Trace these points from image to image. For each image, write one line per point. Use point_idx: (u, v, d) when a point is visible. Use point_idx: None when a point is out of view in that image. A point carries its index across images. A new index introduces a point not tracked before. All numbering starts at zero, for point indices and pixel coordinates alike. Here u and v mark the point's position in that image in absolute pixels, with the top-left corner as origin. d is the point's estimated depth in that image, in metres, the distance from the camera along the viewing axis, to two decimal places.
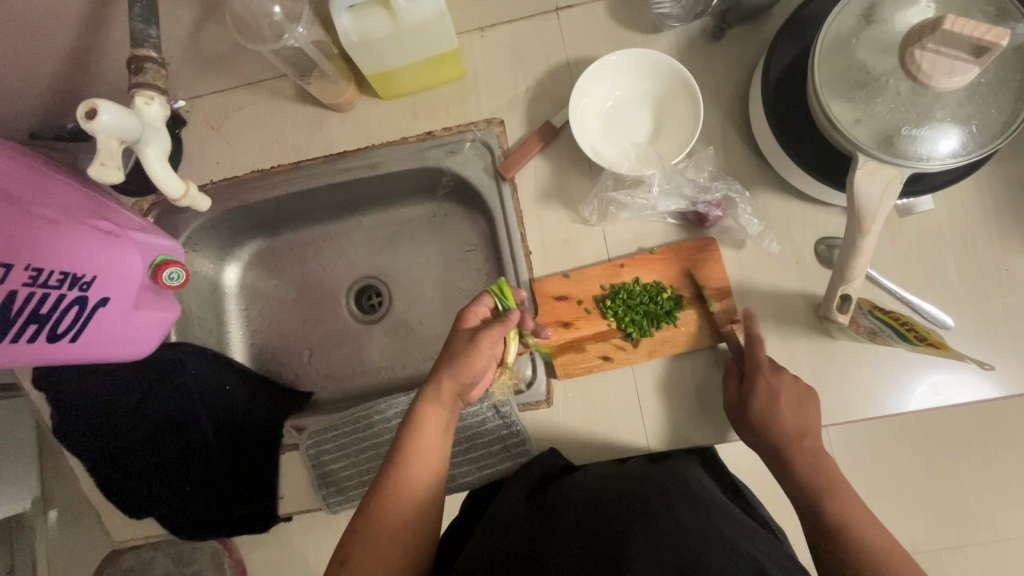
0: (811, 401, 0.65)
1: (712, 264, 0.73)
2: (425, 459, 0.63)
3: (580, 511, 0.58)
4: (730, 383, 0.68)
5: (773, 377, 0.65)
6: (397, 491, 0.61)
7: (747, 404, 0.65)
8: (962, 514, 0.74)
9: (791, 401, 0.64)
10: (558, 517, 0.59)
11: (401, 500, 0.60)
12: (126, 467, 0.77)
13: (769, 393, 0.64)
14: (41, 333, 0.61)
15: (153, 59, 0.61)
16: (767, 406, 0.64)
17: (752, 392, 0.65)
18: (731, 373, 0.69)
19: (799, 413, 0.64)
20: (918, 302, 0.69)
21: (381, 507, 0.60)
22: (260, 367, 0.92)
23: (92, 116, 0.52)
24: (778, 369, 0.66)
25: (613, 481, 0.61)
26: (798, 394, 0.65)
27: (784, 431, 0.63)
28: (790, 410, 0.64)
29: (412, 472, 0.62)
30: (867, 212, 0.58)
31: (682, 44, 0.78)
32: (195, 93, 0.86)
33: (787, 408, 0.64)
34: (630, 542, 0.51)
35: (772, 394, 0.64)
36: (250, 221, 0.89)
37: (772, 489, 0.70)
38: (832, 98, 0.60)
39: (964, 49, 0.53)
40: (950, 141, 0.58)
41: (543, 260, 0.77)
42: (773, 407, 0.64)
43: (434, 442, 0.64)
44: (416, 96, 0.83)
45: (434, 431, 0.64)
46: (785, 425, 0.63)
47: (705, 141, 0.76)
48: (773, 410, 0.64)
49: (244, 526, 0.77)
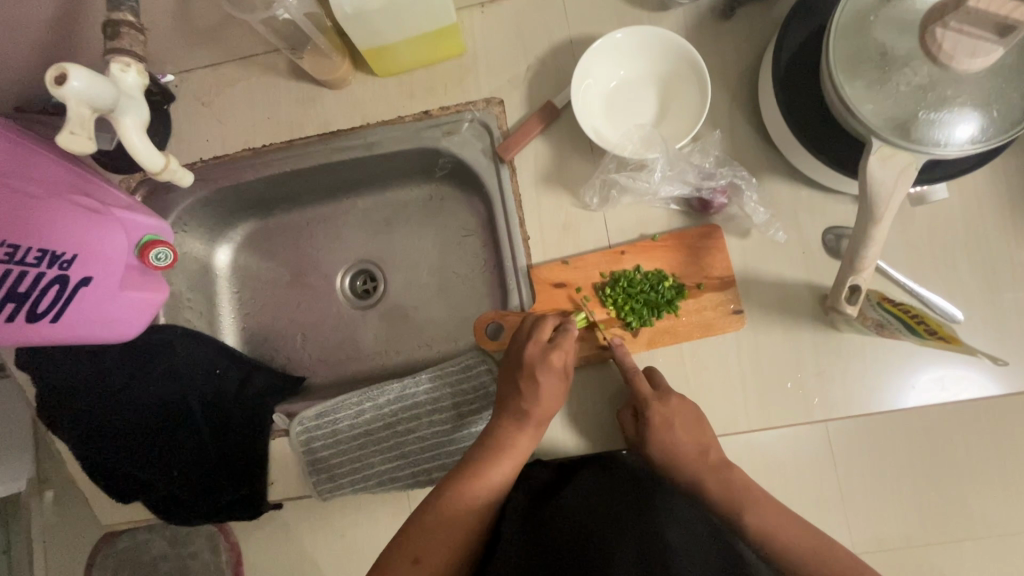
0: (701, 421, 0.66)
1: (715, 252, 0.71)
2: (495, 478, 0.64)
3: (579, 521, 0.57)
4: (626, 419, 0.68)
5: (660, 406, 0.65)
6: (470, 499, 0.63)
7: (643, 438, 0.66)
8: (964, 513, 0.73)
9: (685, 425, 0.66)
10: (548, 528, 0.58)
11: (471, 506, 0.63)
12: (114, 451, 0.76)
13: (664, 425, 0.65)
14: (21, 312, 0.60)
15: (131, 23, 0.59)
16: (666, 435, 0.65)
17: (648, 428, 0.65)
18: (624, 412, 0.68)
19: (696, 436, 0.66)
20: (927, 295, 0.67)
21: (454, 511, 0.62)
22: (252, 351, 0.90)
23: (60, 81, 0.49)
24: (661, 395, 0.66)
25: (611, 488, 0.60)
26: (689, 419, 0.66)
27: (687, 460, 0.66)
28: (687, 441, 0.66)
29: (486, 484, 0.64)
30: (880, 198, 0.55)
31: (689, 22, 0.75)
32: (183, 67, 0.83)
33: (683, 431, 0.65)
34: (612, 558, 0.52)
35: (664, 425, 0.65)
36: (241, 201, 0.86)
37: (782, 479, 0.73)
38: (847, 78, 0.57)
39: (990, 29, 0.50)
40: (968, 127, 0.55)
41: (542, 245, 0.75)
42: (668, 437, 0.65)
43: (511, 465, 0.65)
44: (413, 74, 0.80)
45: (507, 457, 0.65)
46: (682, 453, 0.65)
47: (711, 125, 0.73)
48: (669, 440, 0.65)
49: (232, 511, 0.76)
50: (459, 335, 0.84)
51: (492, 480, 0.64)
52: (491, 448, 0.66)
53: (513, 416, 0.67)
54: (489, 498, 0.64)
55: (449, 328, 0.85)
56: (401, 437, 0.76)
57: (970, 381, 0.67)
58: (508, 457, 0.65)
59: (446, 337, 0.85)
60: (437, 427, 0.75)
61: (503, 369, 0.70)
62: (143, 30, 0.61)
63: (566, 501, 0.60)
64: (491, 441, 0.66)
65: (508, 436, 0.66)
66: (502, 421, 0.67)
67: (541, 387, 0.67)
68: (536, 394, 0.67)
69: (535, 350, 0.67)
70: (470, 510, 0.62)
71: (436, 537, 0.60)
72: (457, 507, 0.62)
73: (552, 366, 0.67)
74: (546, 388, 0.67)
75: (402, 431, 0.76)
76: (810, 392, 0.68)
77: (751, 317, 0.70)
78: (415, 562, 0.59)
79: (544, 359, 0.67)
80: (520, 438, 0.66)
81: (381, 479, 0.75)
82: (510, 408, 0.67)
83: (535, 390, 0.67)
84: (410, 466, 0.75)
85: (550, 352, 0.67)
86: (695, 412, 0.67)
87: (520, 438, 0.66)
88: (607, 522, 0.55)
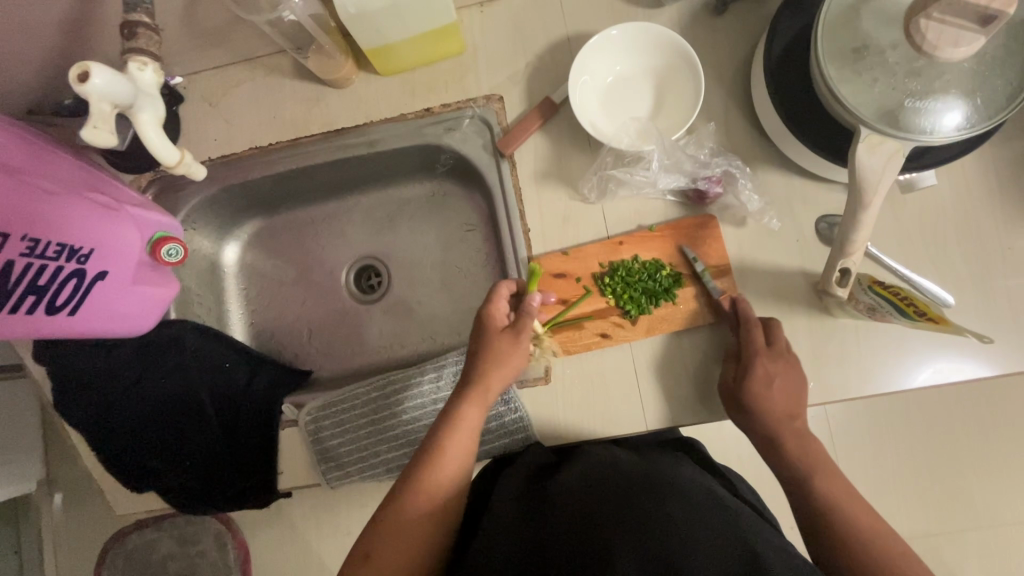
0: (803, 387, 0.65)
1: (711, 241, 0.73)
2: (453, 463, 0.64)
3: (575, 510, 0.58)
4: (728, 369, 0.68)
5: (767, 360, 0.64)
6: (422, 493, 0.62)
7: (741, 387, 0.65)
8: None
9: (782, 386, 0.65)
10: (545, 520, 0.59)
11: (422, 504, 0.62)
12: (127, 443, 0.78)
13: (763, 376, 0.64)
14: (40, 305, 0.61)
15: (146, 24, 0.61)
16: (762, 390, 0.64)
17: (748, 376, 0.64)
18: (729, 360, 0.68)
19: (790, 397, 0.65)
20: (918, 279, 0.69)
21: (403, 509, 0.61)
22: (260, 345, 0.92)
23: (83, 79, 0.51)
24: (771, 351, 0.65)
25: (607, 476, 0.61)
26: (789, 382, 0.65)
27: (772, 416, 0.64)
28: (782, 396, 0.65)
29: (437, 475, 0.63)
30: (868, 185, 0.57)
31: (683, 18, 0.77)
32: (192, 69, 0.85)
33: (778, 389, 0.64)
34: (612, 543, 0.52)
35: (763, 378, 0.64)
36: (249, 199, 0.89)
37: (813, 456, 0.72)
38: (835, 69, 0.59)
39: (971, 18, 0.52)
40: (955, 116, 0.57)
41: (543, 237, 0.77)
42: (767, 393, 0.64)
43: (459, 448, 0.64)
44: (415, 72, 0.82)
45: (460, 432, 0.65)
46: (774, 412, 0.64)
47: (706, 117, 0.75)
48: (763, 395, 0.64)
49: (244, 500, 0.78)
50: (463, 327, 0.86)
51: (442, 470, 0.63)
52: (438, 436, 0.65)
53: (461, 385, 0.68)
54: (442, 491, 0.63)
55: (452, 320, 0.87)
56: (405, 425, 0.77)
57: (964, 364, 0.68)
58: (459, 436, 0.65)
59: (449, 329, 0.87)
60: None
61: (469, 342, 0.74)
62: (158, 30, 0.61)
63: (559, 491, 0.61)
64: (440, 423, 0.66)
65: (456, 413, 0.66)
66: (454, 393, 0.69)
67: (484, 348, 0.67)
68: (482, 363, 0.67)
69: (480, 314, 0.70)
70: (422, 506, 0.62)
71: (390, 534, 0.60)
72: (408, 504, 0.62)
73: (492, 326, 0.68)
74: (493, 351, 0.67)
75: (407, 420, 0.77)
76: (806, 377, 0.70)
77: (747, 304, 0.72)
78: (366, 558, 0.59)
79: (485, 320, 0.69)
80: (467, 410, 0.66)
81: (387, 466, 0.78)
82: (461, 379, 0.69)
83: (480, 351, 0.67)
84: (414, 454, 0.77)
85: (487, 311, 0.69)
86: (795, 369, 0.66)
87: (466, 411, 0.66)
88: (607, 512, 0.56)
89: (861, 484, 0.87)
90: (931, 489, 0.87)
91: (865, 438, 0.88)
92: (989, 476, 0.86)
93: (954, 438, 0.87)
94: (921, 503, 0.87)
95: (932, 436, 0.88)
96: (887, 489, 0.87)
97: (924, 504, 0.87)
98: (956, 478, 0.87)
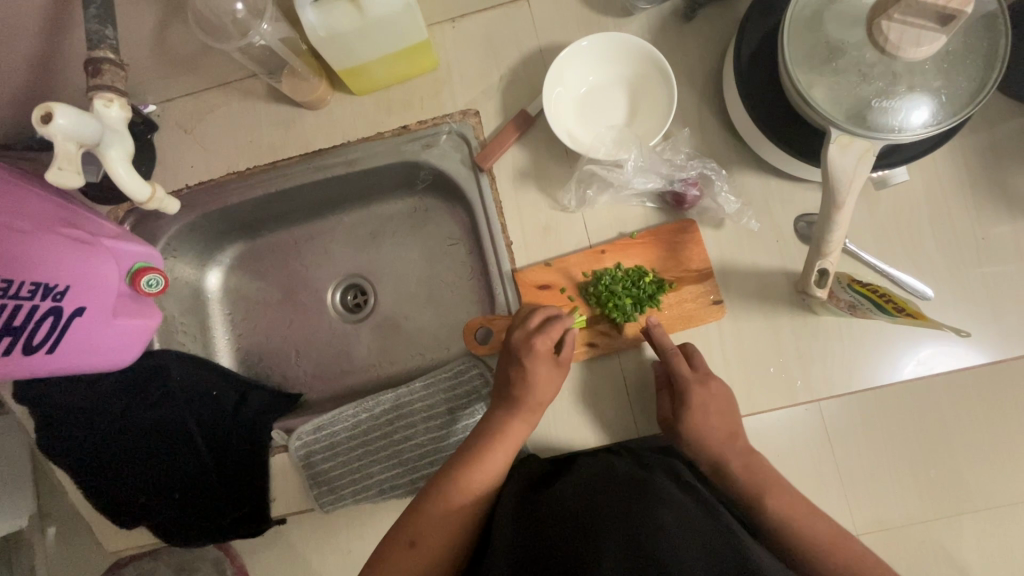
0: (731, 403, 0.68)
1: (692, 245, 0.73)
2: (496, 465, 0.67)
3: (569, 511, 0.60)
4: (664, 400, 0.70)
5: (700, 387, 0.66)
6: (468, 488, 0.66)
7: (678, 420, 0.67)
8: (958, 485, 0.74)
9: (715, 408, 0.67)
10: (539, 524, 0.60)
11: (466, 498, 0.66)
12: (115, 478, 0.77)
13: (700, 407, 0.66)
14: (17, 345, 0.61)
15: (112, 60, 0.59)
16: (701, 418, 0.66)
17: (684, 408, 0.66)
18: (663, 390, 0.70)
19: (726, 415, 0.68)
20: (895, 273, 0.70)
21: (450, 505, 0.65)
22: (248, 371, 0.91)
23: (46, 120, 0.51)
24: (701, 378, 0.67)
25: (604, 478, 0.63)
26: (721, 400, 0.68)
27: (714, 439, 0.67)
28: (718, 418, 0.67)
29: (483, 476, 0.67)
30: (841, 184, 0.57)
31: (653, 25, 0.78)
32: (164, 96, 0.84)
33: (714, 414, 0.67)
34: (603, 560, 0.53)
35: (701, 405, 0.66)
36: (230, 224, 0.88)
37: (801, 462, 0.74)
38: (803, 73, 0.60)
39: (931, 18, 0.53)
40: (921, 113, 0.58)
41: (525, 249, 0.77)
42: (705, 418, 0.66)
43: (505, 456, 0.68)
44: (390, 90, 0.82)
45: (504, 445, 0.68)
46: (713, 436, 0.67)
47: (680, 123, 0.76)
48: (703, 420, 0.66)
49: (237, 530, 0.77)
50: (451, 341, 0.86)
51: (487, 474, 0.67)
52: (487, 441, 0.68)
53: (505, 404, 0.69)
54: (484, 489, 0.67)
55: (441, 335, 0.86)
56: (398, 444, 0.77)
57: (949, 354, 0.69)
58: (503, 445, 0.68)
59: (438, 344, 0.86)
60: (431, 433, 0.77)
61: (499, 364, 0.73)
62: (123, 66, 0.61)
63: (559, 490, 0.63)
64: (485, 430, 0.69)
65: (501, 427, 0.69)
66: (497, 410, 0.70)
67: (529, 372, 0.68)
68: (521, 387, 0.69)
69: (520, 338, 0.69)
70: (467, 497, 0.66)
71: (434, 523, 0.64)
72: (455, 499, 0.65)
73: (536, 352, 0.68)
74: (534, 374, 0.68)
75: (398, 439, 0.77)
76: (794, 375, 0.71)
77: (730, 306, 0.72)
78: (412, 546, 0.63)
79: (529, 347, 0.68)
80: (513, 427, 0.68)
81: (380, 488, 0.76)
82: (503, 398, 0.70)
83: (513, 377, 0.69)
84: (407, 474, 0.76)
85: (534, 338, 0.68)
86: (724, 393, 0.68)
87: (512, 427, 0.68)
88: (603, 522, 0.57)
89: (853, 483, 0.74)
90: (928, 479, 0.74)
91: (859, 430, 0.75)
92: (984, 468, 0.74)
93: (949, 429, 0.75)
94: (919, 493, 0.74)
95: (930, 427, 0.75)
96: (884, 485, 0.74)
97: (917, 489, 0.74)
98: (953, 467, 0.74)
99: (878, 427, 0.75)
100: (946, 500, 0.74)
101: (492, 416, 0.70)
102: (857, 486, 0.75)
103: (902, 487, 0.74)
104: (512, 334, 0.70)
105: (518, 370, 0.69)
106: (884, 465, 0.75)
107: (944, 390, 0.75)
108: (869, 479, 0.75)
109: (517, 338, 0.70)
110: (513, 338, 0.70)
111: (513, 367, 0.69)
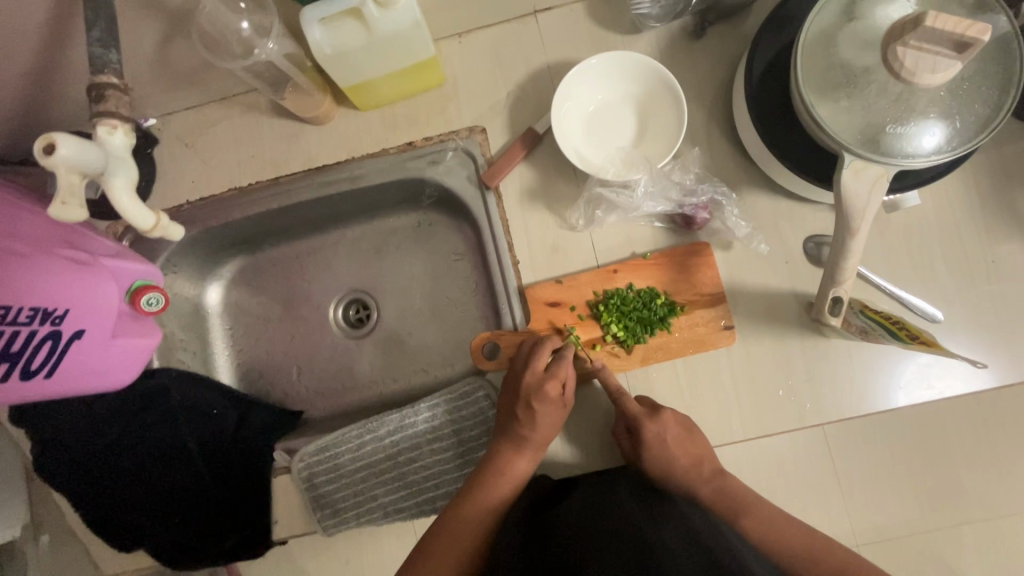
0: (694, 434, 0.68)
1: (705, 268, 0.72)
2: (498, 498, 0.67)
3: (575, 526, 0.60)
4: (624, 442, 0.70)
5: (652, 425, 0.67)
6: (471, 516, 0.66)
7: (639, 455, 0.68)
8: (989, 517, 0.68)
9: (676, 438, 0.67)
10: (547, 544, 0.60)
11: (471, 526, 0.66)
12: (115, 500, 0.76)
13: (657, 443, 0.66)
14: (15, 371, 0.61)
15: (114, 84, 0.58)
16: (659, 453, 0.66)
17: (640, 445, 0.67)
18: (620, 432, 0.70)
19: (689, 447, 0.68)
20: (907, 297, 0.70)
21: (455, 531, 0.65)
22: (247, 387, 0.89)
23: (50, 151, 0.50)
24: (654, 412, 0.68)
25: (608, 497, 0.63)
26: (685, 432, 0.68)
27: (679, 471, 0.67)
28: (681, 451, 0.67)
29: (482, 505, 0.67)
30: (855, 212, 0.57)
31: (662, 43, 0.77)
32: (165, 109, 0.83)
33: (676, 447, 0.67)
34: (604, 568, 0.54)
35: (657, 440, 0.66)
36: (230, 239, 0.86)
37: (817, 485, 0.69)
38: (816, 97, 0.60)
39: (946, 45, 0.52)
40: (934, 137, 0.57)
41: (532, 267, 0.76)
42: (664, 454, 0.66)
43: (509, 488, 0.68)
44: (395, 106, 0.81)
45: (510, 475, 0.68)
46: (677, 467, 0.67)
47: (690, 142, 0.76)
48: (662, 456, 0.66)
49: (238, 552, 0.76)
50: (455, 358, 0.85)
51: (487, 502, 0.67)
52: (490, 471, 0.68)
53: (511, 440, 0.69)
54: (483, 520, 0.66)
55: (445, 352, 0.85)
56: (403, 467, 0.76)
57: (957, 376, 0.69)
58: (506, 478, 0.68)
59: (442, 361, 0.85)
60: (438, 455, 0.76)
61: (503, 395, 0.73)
62: (127, 90, 0.59)
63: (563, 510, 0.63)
64: (490, 464, 0.69)
65: (506, 461, 0.69)
66: (503, 443, 0.70)
67: (538, 415, 0.69)
68: (529, 428, 0.69)
69: (531, 381, 0.69)
70: (472, 528, 0.66)
71: (441, 555, 0.64)
72: (459, 524, 0.66)
73: (549, 396, 0.69)
74: (543, 415, 0.69)
75: (403, 462, 0.77)
76: (803, 397, 0.70)
77: (740, 329, 0.72)
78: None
79: (541, 390, 0.68)
80: (518, 463, 0.69)
81: (385, 511, 0.75)
82: (509, 433, 0.70)
83: (522, 415, 0.69)
84: (412, 497, 0.75)
85: (546, 382, 0.68)
86: (681, 425, 0.68)
87: (520, 462, 0.69)
88: (598, 541, 0.57)
89: (857, 506, 0.69)
90: (940, 504, 0.68)
91: (866, 455, 0.70)
92: (993, 484, 0.68)
93: (957, 449, 0.69)
94: (928, 509, 0.68)
95: (937, 448, 0.69)
96: (887, 506, 0.69)
97: (924, 501, 0.69)
98: (958, 485, 0.68)
99: (891, 452, 0.69)
100: (956, 519, 0.68)
101: (495, 450, 0.70)
102: (872, 512, 0.69)
103: (915, 511, 0.69)
104: (522, 377, 0.69)
105: (527, 411, 0.69)
106: (895, 486, 0.69)
107: (972, 413, 0.69)
108: (879, 502, 0.69)
109: (527, 380, 0.69)
110: (522, 380, 0.69)
111: (522, 406, 0.69)
